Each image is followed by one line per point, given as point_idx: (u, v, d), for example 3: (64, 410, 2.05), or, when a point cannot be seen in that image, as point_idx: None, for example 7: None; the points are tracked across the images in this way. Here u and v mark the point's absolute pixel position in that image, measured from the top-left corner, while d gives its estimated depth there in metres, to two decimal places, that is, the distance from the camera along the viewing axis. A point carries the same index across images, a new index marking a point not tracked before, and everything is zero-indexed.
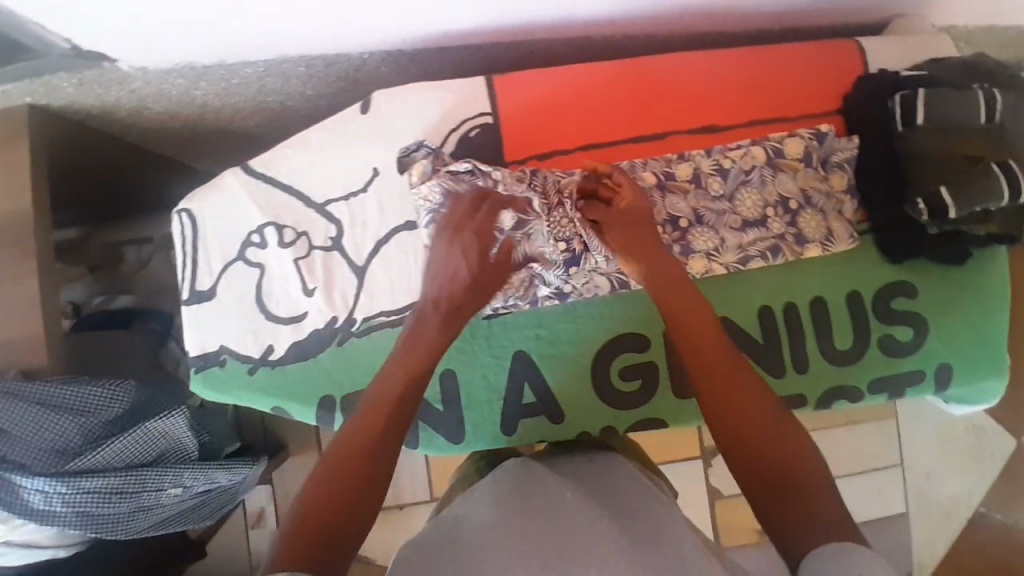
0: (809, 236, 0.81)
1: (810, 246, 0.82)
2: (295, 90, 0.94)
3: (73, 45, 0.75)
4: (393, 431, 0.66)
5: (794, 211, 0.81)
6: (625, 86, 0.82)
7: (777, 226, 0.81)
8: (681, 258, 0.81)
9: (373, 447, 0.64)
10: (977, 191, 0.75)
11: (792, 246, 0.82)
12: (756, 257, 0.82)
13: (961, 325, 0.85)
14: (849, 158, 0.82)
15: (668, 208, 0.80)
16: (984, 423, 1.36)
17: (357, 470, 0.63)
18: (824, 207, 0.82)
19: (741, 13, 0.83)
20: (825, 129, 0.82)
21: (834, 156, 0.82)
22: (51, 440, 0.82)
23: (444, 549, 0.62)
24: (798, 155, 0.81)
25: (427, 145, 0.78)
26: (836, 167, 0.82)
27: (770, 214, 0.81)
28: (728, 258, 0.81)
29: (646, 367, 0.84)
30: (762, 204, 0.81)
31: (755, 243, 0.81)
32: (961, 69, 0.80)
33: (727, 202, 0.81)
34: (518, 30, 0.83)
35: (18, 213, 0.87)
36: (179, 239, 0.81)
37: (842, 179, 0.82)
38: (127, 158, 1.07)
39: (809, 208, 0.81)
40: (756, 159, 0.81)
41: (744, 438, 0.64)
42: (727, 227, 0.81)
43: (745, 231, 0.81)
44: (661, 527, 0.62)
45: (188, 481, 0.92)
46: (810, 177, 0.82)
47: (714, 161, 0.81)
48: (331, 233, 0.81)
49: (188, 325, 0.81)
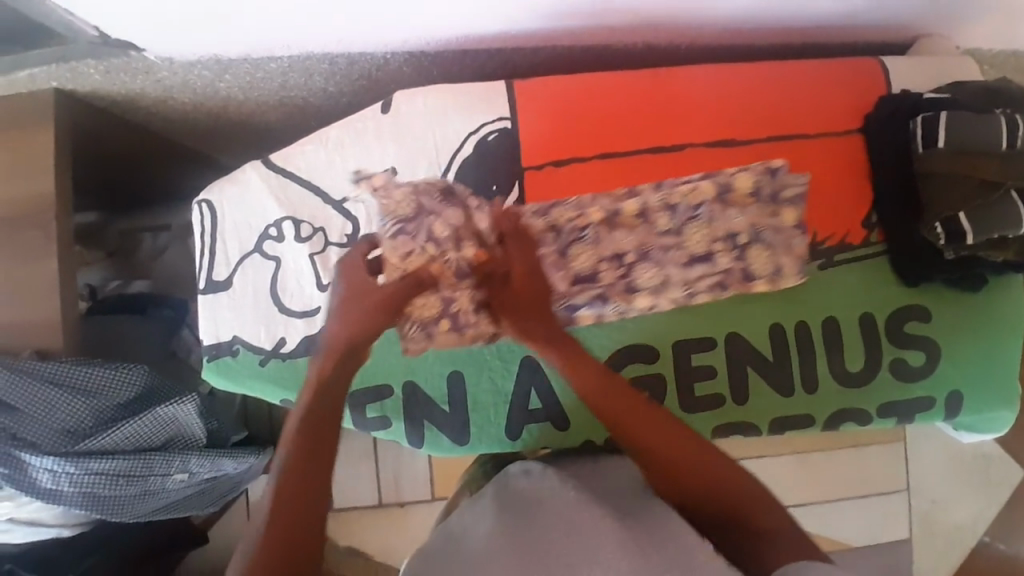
0: (758, 271, 0.82)
1: (758, 281, 0.82)
2: (318, 86, 0.95)
3: (101, 33, 0.76)
4: (314, 473, 0.62)
5: (743, 246, 0.82)
6: (644, 96, 0.82)
7: (724, 261, 0.82)
8: (627, 295, 0.83)
9: (308, 495, 0.61)
10: (994, 221, 0.75)
11: (740, 281, 0.82)
12: (702, 292, 0.83)
13: (976, 354, 0.84)
14: (799, 193, 0.82)
15: (614, 245, 0.81)
16: (991, 450, 1.35)
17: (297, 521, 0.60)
18: (774, 242, 0.82)
19: (764, 27, 0.83)
20: (778, 163, 0.80)
21: (784, 191, 0.81)
22: (63, 420, 0.84)
23: None
24: (747, 189, 0.80)
25: (450, 163, 0.82)
26: (787, 202, 0.81)
27: (718, 249, 0.81)
28: (674, 293, 0.83)
29: (653, 379, 0.83)
30: (710, 239, 0.81)
31: (701, 279, 0.82)
32: (985, 94, 0.80)
33: (675, 237, 0.81)
34: (542, 36, 0.84)
35: (42, 196, 0.88)
36: (198, 228, 0.83)
37: (794, 213, 0.82)
38: (151, 146, 1.09)
39: (759, 244, 0.82)
40: (705, 195, 0.81)
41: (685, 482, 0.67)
42: (673, 263, 0.82)
43: (693, 267, 0.82)
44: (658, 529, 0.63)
45: (194, 467, 0.93)
46: (761, 212, 0.81)
47: (663, 197, 0.81)
48: (347, 229, 0.82)
49: (204, 315, 0.82)
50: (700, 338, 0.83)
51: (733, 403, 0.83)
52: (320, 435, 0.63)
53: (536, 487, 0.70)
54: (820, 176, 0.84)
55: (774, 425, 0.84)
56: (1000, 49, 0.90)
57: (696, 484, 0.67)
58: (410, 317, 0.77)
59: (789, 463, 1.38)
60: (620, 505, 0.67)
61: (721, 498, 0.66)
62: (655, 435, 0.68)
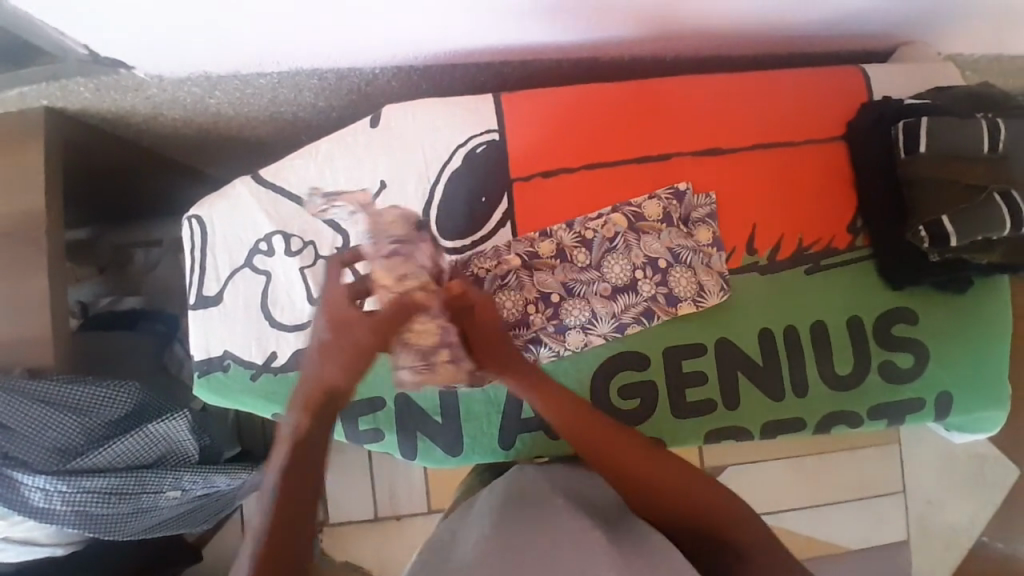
0: (681, 295, 0.82)
1: (683, 304, 0.82)
2: (308, 101, 0.96)
3: (90, 51, 0.77)
4: (297, 507, 0.54)
5: (663, 270, 0.82)
6: (629, 106, 0.83)
7: (647, 288, 0.81)
8: (554, 336, 0.81)
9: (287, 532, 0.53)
10: (977, 224, 0.76)
11: (665, 306, 0.82)
12: (631, 324, 0.81)
13: (964, 355, 0.85)
14: (708, 213, 0.83)
15: (538, 285, 0.81)
16: (985, 451, 1.36)
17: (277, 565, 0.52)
18: (693, 262, 0.82)
19: (747, 37, 0.84)
20: (684, 187, 0.83)
21: (694, 213, 0.83)
22: (55, 438, 0.83)
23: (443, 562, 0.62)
24: (658, 215, 0.82)
25: (439, 175, 0.82)
26: (700, 224, 0.83)
27: (639, 277, 0.81)
28: (603, 329, 0.82)
29: (645, 386, 0.83)
30: (630, 268, 0.81)
31: (627, 310, 0.81)
32: (967, 98, 0.81)
33: (596, 271, 0.81)
34: (529, 49, 0.85)
35: (32, 213, 0.88)
36: (188, 244, 0.83)
37: (708, 233, 0.83)
38: (142, 162, 1.10)
39: (678, 266, 0.82)
40: (618, 226, 0.82)
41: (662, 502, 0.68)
42: (597, 297, 0.81)
43: (615, 299, 0.81)
44: (653, 540, 0.63)
45: (187, 484, 0.93)
46: (674, 235, 0.82)
47: (576, 234, 0.82)
48: (337, 242, 0.82)
49: (195, 330, 0.82)
50: (692, 344, 0.83)
51: (725, 409, 0.83)
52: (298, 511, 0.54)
53: (530, 497, 0.70)
54: (804, 183, 0.85)
55: (766, 430, 0.84)
56: (981, 54, 0.92)
57: (670, 504, 0.67)
58: (406, 347, 0.62)
59: (785, 468, 1.38)
60: (614, 516, 0.67)
61: (695, 517, 0.67)
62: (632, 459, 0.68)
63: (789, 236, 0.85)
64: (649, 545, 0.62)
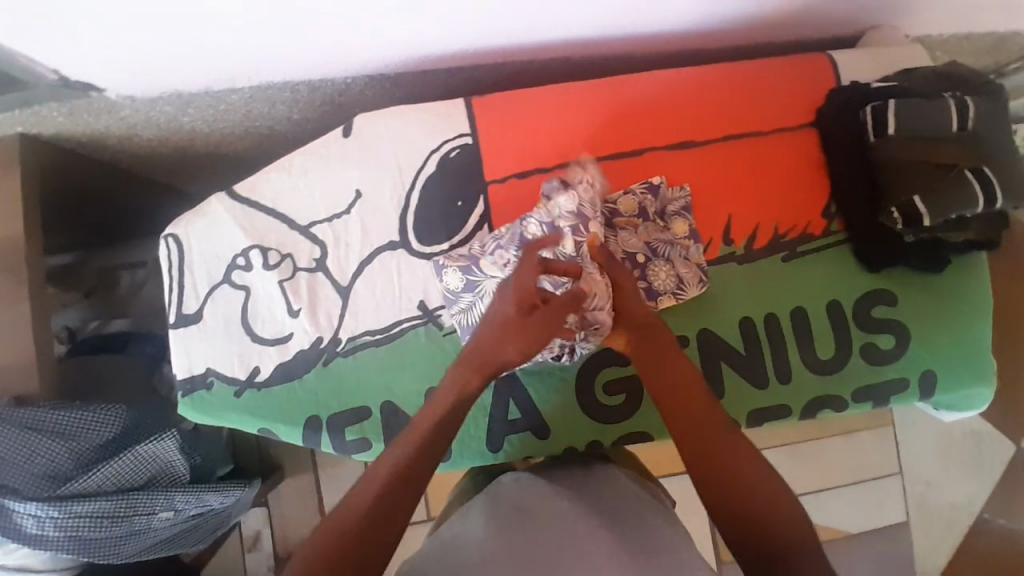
0: (660, 288, 0.80)
1: (663, 297, 0.81)
2: (283, 114, 0.96)
3: (60, 76, 0.77)
4: (417, 478, 0.61)
5: (642, 265, 0.80)
6: (599, 104, 0.84)
7: None
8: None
9: (398, 487, 0.59)
10: (949, 203, 0.77)
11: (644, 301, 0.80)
12: None
13: (946, 333, 0.85)
14: (684, 206, 0.83)
15: None
16: (980, 428, 1.36)
17: (376, 518, 0.57)
18: (670, 256, 0.81)
19: (714, 30, 0.85)
20: (658, 180, 0.83)
21: (668, 207, 0.83)
22: (43, 465, 0.82)
23: (436, 569, 0.62)
24: (632, 211, 0.81)
25: (413, 181, 0.83)
26: (675, 216, 0.83)
27: None
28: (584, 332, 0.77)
29: (630, 381, 0.85)
30: None
31: None
32: (933, 79, 0.81)
33: None
34: (499, 52, 0.85)
35: (11, 241, 0.88)
36: (166, 263, 0.83)
37: (684, 225, 0.83)
38: (122, 184, 1.09)
39: (657, 260, 0.80)
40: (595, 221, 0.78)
41: (730, 493, 0.63)
42: None
43: None
44: (657, 530, 0.65)
45: (180, 504, 0.92)
46: (651, 229, 0.81)
47: None
48: (316, 253, 0.82)
49: (176, 349, 0.82)
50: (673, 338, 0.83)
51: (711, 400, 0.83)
52: (433, 450, 0.62)
53: (523, 497, 0.71)
54: (778, 171, 0.85)
55: (753, 418, 0.84)
56: (950, 34, 0.92)
57: (738, 500, 0.63)
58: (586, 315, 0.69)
59: (781, 457, 1.38)
60: (608, 513, 0.67)
61: (760, 519, 0.61)
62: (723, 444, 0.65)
63: (765, 224, 0.85)
64: (644, 543, 0.62)
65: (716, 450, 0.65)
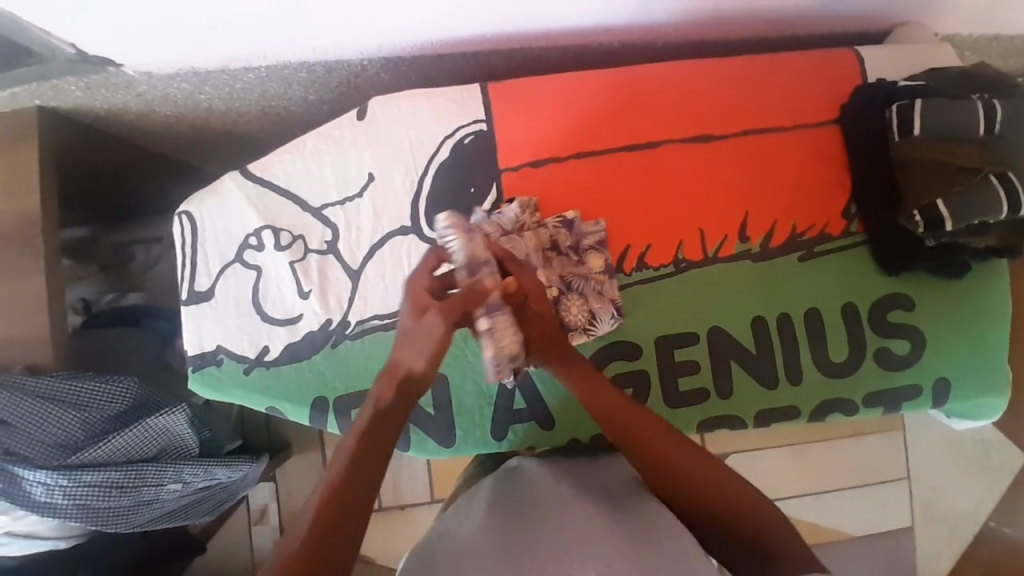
0: (572, 323, 0.79)
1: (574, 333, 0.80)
2: (298, 95, 0.96)
3: (77, 50, 0.77)
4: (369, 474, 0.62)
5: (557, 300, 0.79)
6: (619, 93, 0.82)
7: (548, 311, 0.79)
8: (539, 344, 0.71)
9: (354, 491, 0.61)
10: (976, 204, 0.74)
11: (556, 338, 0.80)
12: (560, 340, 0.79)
13: (961, 341, 0.84)
14: (600, 241, 0.82)
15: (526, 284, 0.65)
16: (991, 437, 1.33)
17: (331, 527, 0.59)
18: (585, 292, 0.81)
19: (738, 21, 0.83)
20: (572, 215, 0.81)
21: (585, 240, 0.81)
22: (54, 433, 0.83)
23: (448, 550, 0.62)
24: (547, 243, 0.80)
25: (425, 167, 0.82)
26: (591, 250, 0.82)
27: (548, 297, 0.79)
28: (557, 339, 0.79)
29: (636, 376, 0.83)
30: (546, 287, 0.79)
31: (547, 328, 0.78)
32: (961, 79, 0.79)
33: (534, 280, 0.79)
34: (516, 38, 0.84)
35: (27, 211, 0.88)
36: (179, 240, 0.83)
37: (599, 259, 0.81)
38: (137, 157, 1.10)
39: (570, 294, 0.80)
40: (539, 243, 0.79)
41: (722, 511, 0.65)
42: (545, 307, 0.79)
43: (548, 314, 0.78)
44: None
45: (187, 476, 0.93)
46: (564, 264, 0.80)
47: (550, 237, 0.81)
48: (326, 236, 0.82)
49: (187, 326, 0.83)
50: (682, 333, 0.83)
51: (718, 398, 0.83)
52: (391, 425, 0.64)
53: (530, 484, 0.71)
54: (799, 167, 0.84)
55: (759, 419, 0.83)
56: (980, 34, 0.90)
57: (732, 514, 0.65)
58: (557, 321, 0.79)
59: (786, 456, 1.38)
60: (614, 500, 0.67)
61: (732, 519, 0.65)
62: (712, 475, 0.67)
63: (782, 222, 0.84)
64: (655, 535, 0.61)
65: (707, 481, 0.66)
